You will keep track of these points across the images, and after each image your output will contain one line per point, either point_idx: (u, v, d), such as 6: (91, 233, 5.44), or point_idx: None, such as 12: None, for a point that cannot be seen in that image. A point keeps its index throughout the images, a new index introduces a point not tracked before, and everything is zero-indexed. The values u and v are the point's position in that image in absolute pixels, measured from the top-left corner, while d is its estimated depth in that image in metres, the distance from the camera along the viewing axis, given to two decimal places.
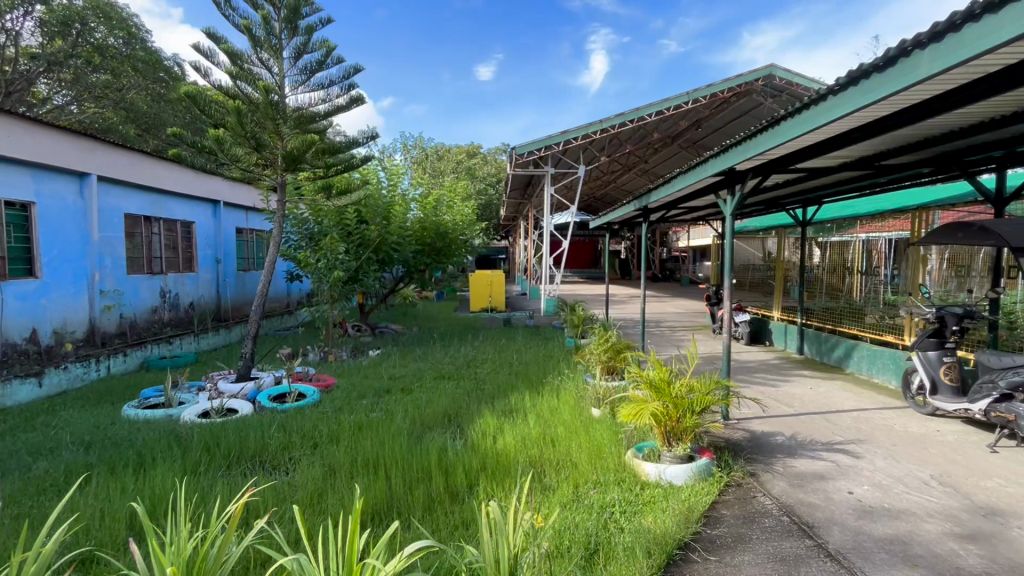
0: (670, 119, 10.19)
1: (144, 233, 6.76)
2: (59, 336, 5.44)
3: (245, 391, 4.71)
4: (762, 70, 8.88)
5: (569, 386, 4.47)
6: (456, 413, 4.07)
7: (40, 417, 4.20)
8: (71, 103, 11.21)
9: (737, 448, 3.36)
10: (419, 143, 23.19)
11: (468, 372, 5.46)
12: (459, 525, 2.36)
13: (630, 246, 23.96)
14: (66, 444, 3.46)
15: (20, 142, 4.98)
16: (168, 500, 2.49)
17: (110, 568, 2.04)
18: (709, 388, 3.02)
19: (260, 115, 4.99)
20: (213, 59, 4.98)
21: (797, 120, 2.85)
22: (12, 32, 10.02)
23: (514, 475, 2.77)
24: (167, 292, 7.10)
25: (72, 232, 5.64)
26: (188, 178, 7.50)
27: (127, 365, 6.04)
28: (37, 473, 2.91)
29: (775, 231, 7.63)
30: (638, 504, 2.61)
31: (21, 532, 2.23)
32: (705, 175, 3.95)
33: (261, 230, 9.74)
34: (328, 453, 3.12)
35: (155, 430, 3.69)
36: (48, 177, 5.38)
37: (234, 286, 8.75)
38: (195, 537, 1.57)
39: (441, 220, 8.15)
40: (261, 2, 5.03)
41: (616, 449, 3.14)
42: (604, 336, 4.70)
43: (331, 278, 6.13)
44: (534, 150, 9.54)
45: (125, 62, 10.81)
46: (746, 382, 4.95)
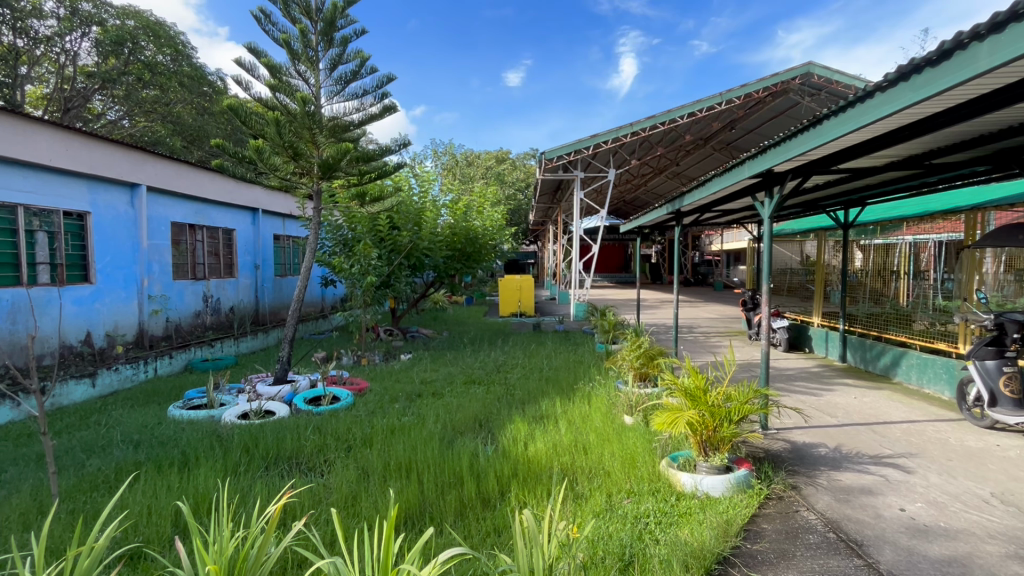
0: (703, 120, 10.00)
1: (188, 240, 7.05)
2: (111, 339, 5.72)
3: (282, 394, 4.85)
4: (799, 68, 8.61)
5: (601, 392, 4.41)
6: (487, 417, 4.08)
7: (92, 416, 4.41)
8: (123, 118, 11.81)
9: (777, 459, 3.23)
10: (449, 149, 23.46)
11: (498, 377, 5.46)
12: (492, 531, 2.35)
13: (661, 250, 23.59)
14: (117, 442, 3.63)
15: (77, 156, 5.28)
16: (210, 499, 2.58)
17: (157, 564, 2.11)
18: (748, 396, 2.92)
19: (297, 124, 5.13)
20: (254, 73, 5.16)
21: (841, 119, 2.73)
22: (71, 52, 10.69)
23: (546, 483, 2.75)
24: (209, 296, 7.37)
25: (124, 240, 5.94)
26: (229, 187, 7.79)
27: (173, 366, 6.29)
28: (90, 470, 3.05)
29: (815, 233, 7.35)
30: (674, 515, 2.55)
31: (76, 527, 2.35)
32: (742, 177, 3.84)
33: (298, 237, 10.04)
34: (362, 455, 3.18)
35: (197, 430, 3.83)
36: (102, 188, 5.69)
37: (272, 291, 9.04)
38: (237, 537, 1.62)
39: (471, 226, 8.19)
40: (299, 16, 5.20)
41: (650, 457, 3.07)
42: (637, 341, 4.61)
43: (365, 282, 6.25)
44: (563, 155, 9.51)
45: (172, 78, 11.36)
46: (786, 390, 4.77)
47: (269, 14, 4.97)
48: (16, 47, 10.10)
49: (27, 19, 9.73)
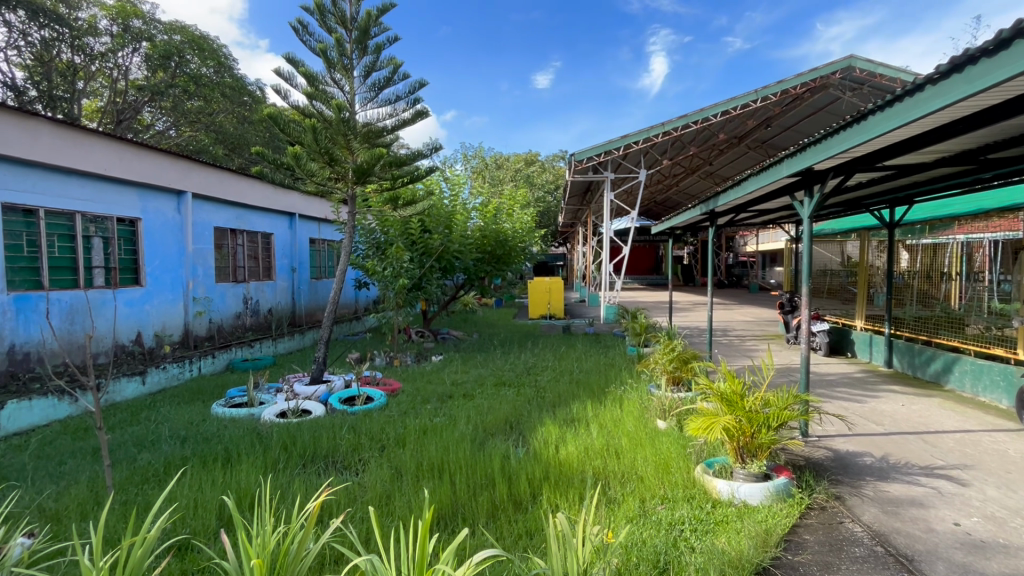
0: (737, 119, 9.76)
1: (230, 244, 7.33)
2: (159, 338, 6.00)
3: (318, 393, 4.98)
4: (840, 62, 8.28)
5: (633, 396, 4.36)
6: (518, 420, 4.08)
7: (142, 413, 4.64)
8: (170, 128, 12.39)
9: (819, 468, 3.11)
10: (479, 153, 23.61)
11: (528, 379, 5.46)
12: (524, 534, 2.35)
13: (693, 252, 23.14)
14: (165, 438, 3.80)
15: (128, 165, 5.57)
16: (252, 494, 2.67)
17: (204, 555, 2.21)
18: (787, 402, 2.83)
19: (333, 131, 5.27)
20: (292, 82, 5.33)
21: (887, 114, 2.62)
22: (123, 67, 11.30)
23: (579, 487, 2.73)
24: (249, 298, 7.64)
25: (171, 245, 6.22)
26: (268, 193, 8.07)
27: (216, 365, 6.54)
28: (142, 464, 3.20)
29: (858, 233, 7.06)
30: (710, 523, 2.48)
31: (129, 517, 2.47)
32: (780, 177, 3.72)
33: (333, 240, 10.32)
34: (396, 455, 3.23)
35: (239, 428, 3.96)
36: (152, 196, 5.98)
37: (308, 293, 9.30)
38: (278, 532, 1.69)
39: (501, 228, 8.21)
40: (335, 26, 5.35)
41: (684, 463, 3.01)
42: (669, 344, 4.53)
43: (397, 285, 6.36)
44: (593, 156, 9.44)
45: (216, 89, 11.89)
46: (827, 396, 4.60)
47: (307, 24, 5.12)
48: (73, 64, 10.75)
49: (83, 37, 10.35)
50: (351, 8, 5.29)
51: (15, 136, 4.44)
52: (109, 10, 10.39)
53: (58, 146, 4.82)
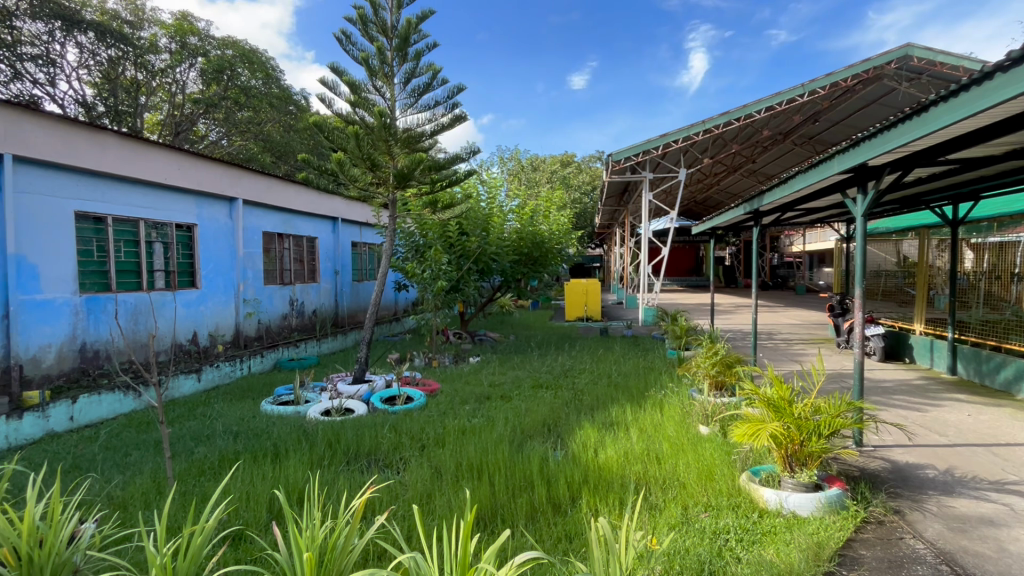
0: (783, 114, 9.41)
1: (278, 248, 7.63)
2: (213, 338, 6.31)
3: (360, 392, 5.11)
4: (895, 51, 7.84)
5: (673, 400, 4.26)
6: (556, 422, 4.06)
7: (198, 408, 4.89)
8: (223, 138, 12.98)
9: (876, 480, 2.95)
10: (516, 155, 23.63)
11: (566, 381, 5.42)
12: (563, 537, 2.35)
13: (735, 253, 22.46)
14: (219, 433, 4.00)
15: (185, 174, 5.89)
16: (300, 490, 2.77)
17: (256, 545, 2.31)
18: (840, 409, 2.70)
19: (375, 137, 5.40)
20: (336, 91, 5.51)
21: (950, 105, 2.46)
22: (181, 82, 11.96)
23: (619, 491, 2.70)
24: (295, 300, 7.92)
25: (223, 249, 6.54)
26: (313, 198, 8.37)
27: (264, 365, 6.81)
28: (198, 457, 3.38)
29: (916, 232, 6.66)
30: (757, 533, 2.40)
31: (188, 507, 2.61)
32: (831, 173, 3.55)
33: (373, 243, 10.58)
34: (436, 455, 3.28)
35: (286, 425, 4.12)
36: (207, 203, 6.31)
37: (350, 295, 9.57)
38: (326, 527, 1.75)
39: (538, 230, 8.21)
40: (376, 35, 5.49)
41: (728, 470, 2.92)
42: (712, 348, 4.40)
43: (435, 287, 6.47)
44: (631, 156, 9.31)
45: (263, 100, 12.45)
46: (884, 403, 4.35)
47: (350, 35, 5.28)
48: (136, 80, 11.46)
49: (145, 55, 11.03)
50: (392, 17, 5.42)
51: (85, 149, 4.78)
52: (168, 29, 11.06)
53: (123, 157, 5.15)
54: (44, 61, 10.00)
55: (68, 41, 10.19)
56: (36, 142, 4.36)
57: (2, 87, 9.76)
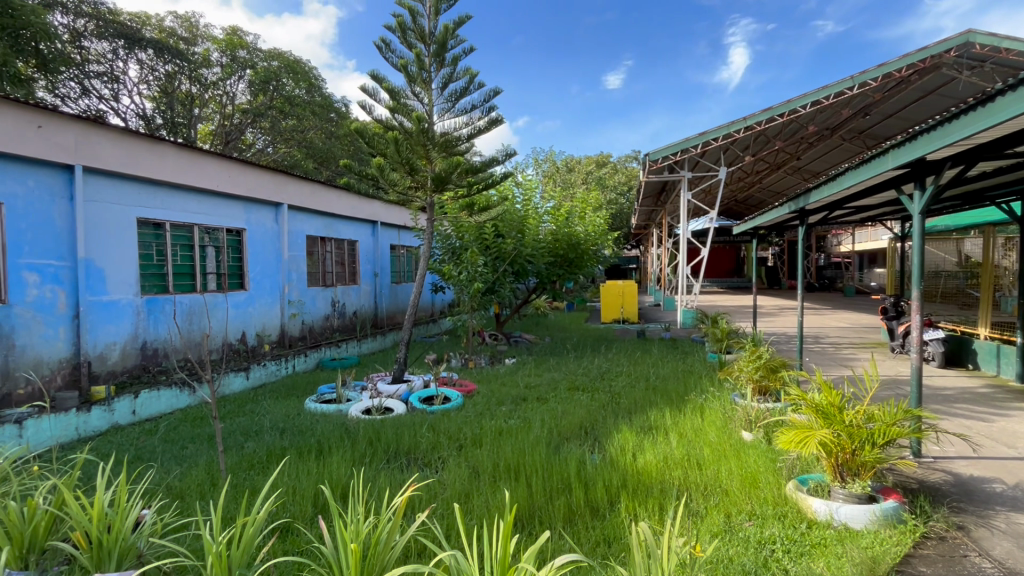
0: (830, 108, 9.03)
1: (320, 251, 7.89)
2: (260, 338, 6.59)
3: (399, 392, 5.21)
4: (955, 38, 7.38)
5: (715, 405, 4.16)
6: (593, 425, 4.03)
7: (247, 405, 5.11)
8: (268, 146, 13.45)
9: (936, 493, 2.78)
10: (551, 156, 23.55)
11: (602, 384, 5.36)
12: (602, 541, 2.33)
13: (779, 253, 21.69)
14: (267, 429, 4.17)
15: (235, 181, 6.17)
16: (344, 486, 2.85)
17: (304, 538, 2.40)
18: (895, 417, 2.57)
19: (413, 142, 5.52)
20: (377, 98, 5.66)
21: (1019, 95, 2.30)
22: (230, 93, 12.54)
23: (659, 497, 2.65)
24: (337, 302, 8.17)
25: (270, 253, 6.82)
26: (354, 202, 8.61)
27: (308, 364, 7.05)
28: (248, 452, 3.53)
29: (980, 230, 6.25)
30: (806, 545, 2.30)
31: (240, 499, 2.74)
32: (884, 169, 3.38)
33: (411, 246, 10.78)
34: (473, 455, 3.31)
35: (329, 423, 4.25)
36: (255, 208, 6.60)
37: (389, 297, 9.79)
38: (369, 523, 1.82)
39: (574, 231, 8.17)
40: (414, 41, 5.60)
41: (773, 478, 2.82)
42: (755, 352, 4.26)
43: (472, 288, 6.55)
44: (668, 155, 9.15)
45: (306, 108, 12.92)
46: (945, 412, 4.10)
47: (389, 42, 5.41)
48: (191, 93, 12.10)
49: (199, 69, 11.67)
50: (429, 23, 5.52)
51: (146, 159, 5.09)
52: (219, 43, 11.74)
53: (179, 166, 5.45)
54: (109, 77, 10.74)
55: (130, 58, 10.89)
56: (103, 154, 4.68)
57: (72, 103, 10.51)
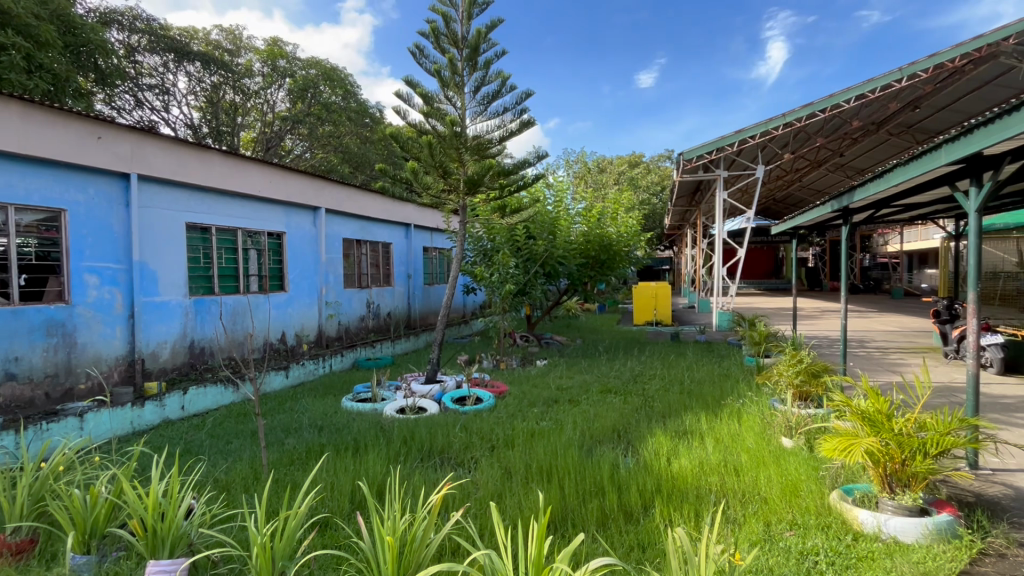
0: (877, 102, 8.64)
1: (356, 254, 8.08)
2: (299, 338, 6.80)
3: (432, 392, 5.27)
4: (1014, 25, 6.95)
5: (753, 410, 4.04)
6: (626, 428, 3.98)
7: (287, 403, 5.29)
8: (306, 151, 13.85)
9: (996, 508, 2.62)
10: (582, 156, 23.38)
11: (635, 387, 5.29)
12: (636, 546, 2.30)
13: (821, 254, 20.89)
14: (306, 426, 4.30)
15: (276, 186, 6.40)
16: (380, 483, 2.91)
17: (342, 532, 2.47)
18: (950, 426, 2.43)
19: (446, 145, 5.59)
20: (411, 103, 5.76)
21: None
22: (271, 102, 12.99)
23: (696, 503, 2.60)
24: (372, 303, 8.35)
25: (308, 256, 7.04)
26: (388, 206, 8.78)
27: (344, 364, 7.22)
28: (289, 448, 3.65)
29: None
30: (851, 558, 2.21)
31: (282, 494, 2.83)
32: (937, 165, 3.21)
33: (443, 248, 10.92)
34: (506, 456, 3.32)
35: (365, 421, 4.35)
36: (294, 212, 6.82)
37: (421, 298, 9.93)
38: (406, 520, 1.86)
39: (605, 232, 8.09)
40: (447, 46, 5.69)
41: (816, 487, 2.72)
42: (795, 356, 4.11)
43: (504, 290, 6.57)
44: (703, 154, 8.96)
45: (343, 114, 13.29)
46: (1006, 422, 3.86)
47: (423, 48, 5.51)
48: (234, 102, 12.62)
49: (242, 79, 12.18)
50: (462, 28, 5.59)
51: (194, 167, 5.33)
52: (261, 54, 12.31)
53: (224, 172, 5.69)
54: (160, 89, 11.32)
55: (180, 71, 11.47)
56: (155, 162, 4.94)
57: (127, 114, 11.12)
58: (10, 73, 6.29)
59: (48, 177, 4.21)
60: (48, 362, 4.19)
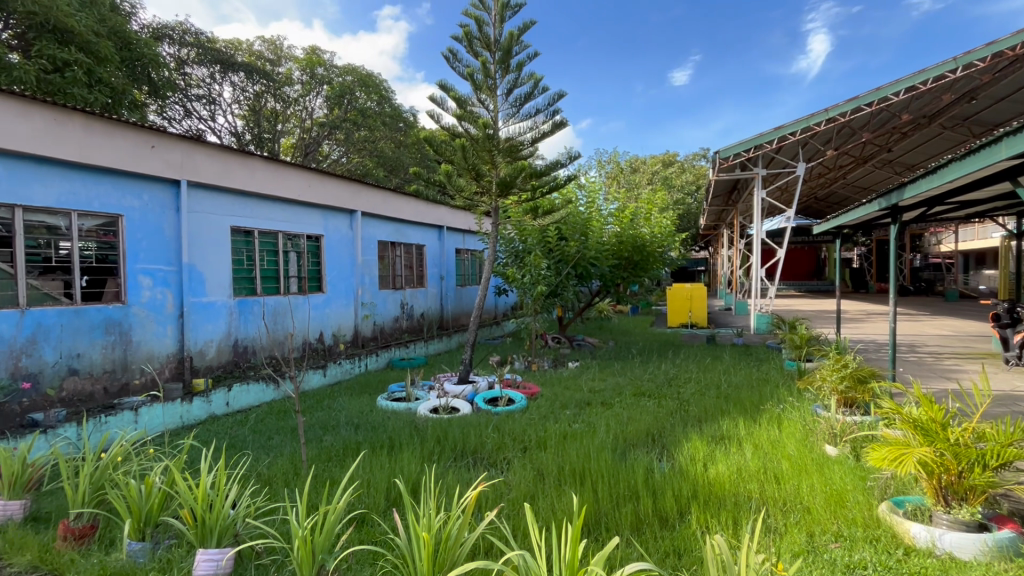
0: (928, 94, 8.21)
1: (391, 255, 8.24)
2: (336, 337, 6.98)
3: (465, 393, 5.32)
4: None
5: (794, 416, 3.91)
6: (660, 432, 3.91)
7: (325, 401, 5.44)
8: (343, 156, 14.20)
9: None
10: (615, 156, 23.13)
11: (670, 391, 5.19)
12: (672, 552, 2.26)
13: (867, 254, 20.00)
14: (343, 424, 4.42)
15: (315, 190, 6.60)
16: (416, 481, 2.96)
17: (379, 528, 2.52)
18: (1012, 437, 2.28)
19: (479, 148, 5.64)
20: (445, 107, 5.83)
21: None
22: (309, 108, 13.39)
23: (735, 510, 2.53)
24: (406, 304, 8.49)
25: (345, 258, 7.23)
26: (422, 208, 8.92)
27: (380, 363, 7.37)
28: (327, 445, 3.75)
29: None
30: (901, 573, 2.09)
31: (321, 489, 2.91)
32: (996, 159, 3.03)
33: (475, 250, 11.01)
34: (538, 458, 3.32)
35: (400, 420, 4.44)
36: (332, 216, 7.01)
37: (454, 299, 10.04)
38: (441, 517, 1.88)
39: (639, 233, 7.97)
40: (480, 50, 5.73)
41: (863, 498, 2.60)
42: (840, 360, 3.95)
43: (535, 291, 6.58)
44: (740, 152, 8.73)
45: (377, 119, 13.60)
46: None
47: (456, 52, 5.58)
48: (275, 110, 13.09)
49: (282, 87, 12.65)
50: (495, 31, 5.63)
51: (239, 173, 5.56)
52: (300, 62, 12.72)
53: (266, 177, 5.91)
54: (207, 99, 11.86)
55: (225, 81, 12.01)
56: (203, 168, 5.18)
57: (177, 124, 11.71)
58: (72, 88, 6.75)
59: (107, 184, 4.47)
60: (107, 359, 4.45)
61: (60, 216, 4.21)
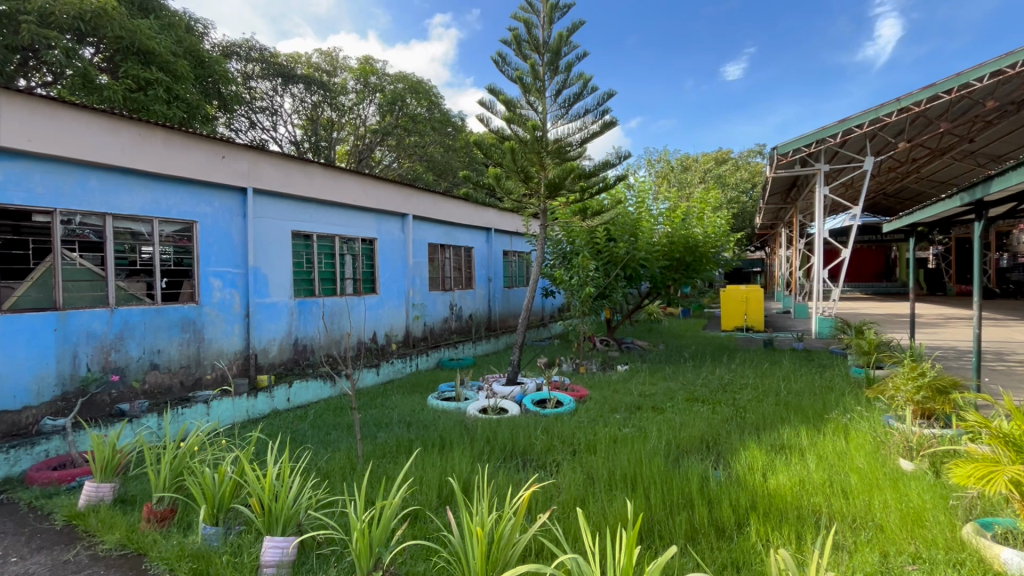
0: (1018, 78, 7.49)
1: (440, 257, 8.41)
2: (388, 337, 7.18)
3: (513, 394, 5.34)
4: None
5: (863, 426, 3.66)
6: (715, 439, 3.78)
7: (378, 398, 5.63)
8: (393, 161, 14.50)
9: None
10: (665, 155, 22.57)
11: (726, 397, 5.00)
12: (729, 564, 2.18)
13: (944, 253, 18.47)
14: (396, 421, 4.55)
15: (368, 195, 6.84)
16: (467, 480, 3.00)
17: (432, 524, 2.58)
18: None
19: (528, 150, 5.67)
20: (494, 110, 5.89)
21: None
22: (362, 116, 13.82)
23: (799, 524, 2.40)
24: (454, 305, 8.64)
25: (397, 260, 7.43)
26: (470, 211, 9.04)
27: (430, 363, 7.53)
28: (381, 442, 3.88)
29: None
30: None
31: (377, 484, 3.02)
32: None
33: (523, 252, 11.04)
34: (588, 461, 3.29)
35: (450, 419, 4.52)
36: (384, 220, 7.24)
37: (501, 301, 10.11)
38: (494, 516, 1.90)
39: (691, 233, 7.67)
40: (529, 52, 5.75)
41: (944, 518, 2.41)
42: (915, 368, 3.67)
43: (584, 293, 6.53)
44: (801, 147, 8.31)
45: (427, 124, 13.93)
46: None
47: (506, 56, 5.63)
48: (331, 119, 13.67)
49: (338, 97, 13.20)
50: (544, 33, 5.63)
51: (300, 180, 5.85)
52: (355, 72, 13.22)
53: (324, 183, 6.18)
54: (270, 110, 12.56)
55: (286, 93, 12.68)
56: (268, 176, 5.49)
57: (243, 134, 12.47)
58: (155, 104, 7.39)
59: (184, 193, 4.82)
60: (183, 354, 4.79)
61: (143, 223, 4.57)
